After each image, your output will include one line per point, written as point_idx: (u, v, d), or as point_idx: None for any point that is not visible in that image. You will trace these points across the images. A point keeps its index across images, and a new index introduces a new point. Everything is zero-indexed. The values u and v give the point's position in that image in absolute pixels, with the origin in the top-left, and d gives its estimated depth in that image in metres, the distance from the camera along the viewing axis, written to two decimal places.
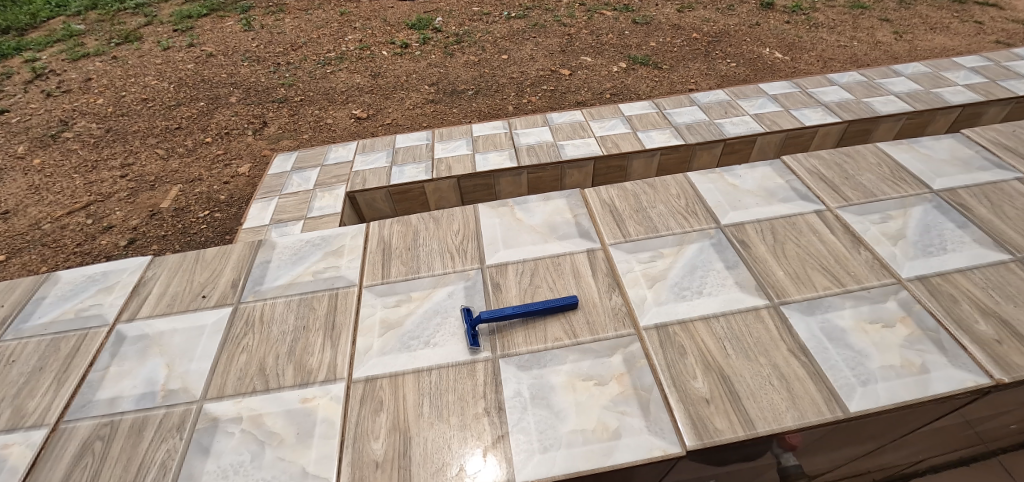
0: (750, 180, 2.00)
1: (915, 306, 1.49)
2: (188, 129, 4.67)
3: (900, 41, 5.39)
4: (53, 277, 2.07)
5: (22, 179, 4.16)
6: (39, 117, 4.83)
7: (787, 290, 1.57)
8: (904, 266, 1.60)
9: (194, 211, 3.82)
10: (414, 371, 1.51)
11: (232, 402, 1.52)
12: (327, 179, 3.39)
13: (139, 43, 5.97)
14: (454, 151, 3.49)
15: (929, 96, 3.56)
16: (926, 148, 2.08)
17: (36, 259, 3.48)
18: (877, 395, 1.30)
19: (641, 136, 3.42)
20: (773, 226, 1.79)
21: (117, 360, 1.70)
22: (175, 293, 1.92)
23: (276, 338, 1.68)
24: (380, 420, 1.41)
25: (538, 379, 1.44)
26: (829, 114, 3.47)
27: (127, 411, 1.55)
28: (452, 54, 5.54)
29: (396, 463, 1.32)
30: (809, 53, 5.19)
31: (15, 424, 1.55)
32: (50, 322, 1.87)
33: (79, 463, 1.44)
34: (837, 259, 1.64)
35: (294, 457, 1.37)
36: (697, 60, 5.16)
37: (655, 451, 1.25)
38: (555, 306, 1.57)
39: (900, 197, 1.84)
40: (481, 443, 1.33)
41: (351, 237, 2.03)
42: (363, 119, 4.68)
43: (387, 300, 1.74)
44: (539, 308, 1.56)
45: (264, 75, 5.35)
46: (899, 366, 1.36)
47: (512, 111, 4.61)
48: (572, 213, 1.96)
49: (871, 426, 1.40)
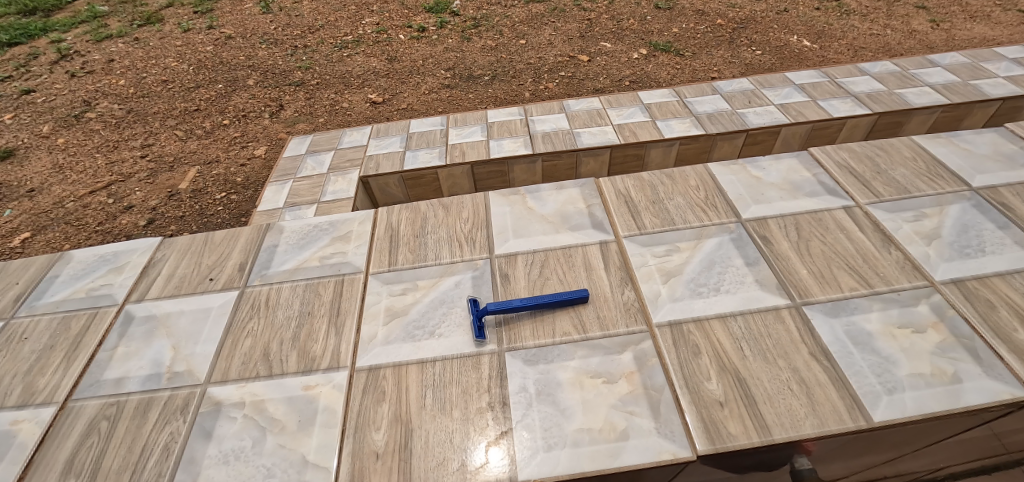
0: (774, 172, 1.90)
1: (948, 310, 1.40)
2: (206, 111, 4.67)
3: (937, 30, 5.15)
4: (66, 256, 2.08)
5: (46, 157, 4.21)
6: (63, 97, 4.89)
7: (810, 289, 1.49)
8: (938, 268, 1.50)
9: (212, 193, 3.84)
10: (418, 362, 1.47)
11: (235, 387, 1.51)
12: (342, 164, 3.37)
13: (161, 24, 5.98)
14: (468, 138, 3.43)
15: (967, 88, 3.38)
16: (966, 142, 1.96)
17: (60, 237, 3.53)
18: (905, 404, 1.22)
19: (660, 125, 3.32)
20: (798, 222, 1.70)
21: (126, 340, 1.70)
22: (183, 275, 1.91)
23: (281, 324, 1.66)
24: (382, 410, 1.39)
25: (545, 374, 1.39)
26: (859, 105, 3.32)
27: (133, 392, 1.55)
28: (469, 38, 5.45)
29: (397, 455, 1.29)
30: (839, 42, 4.99)
31: (26, 401, 1.57)
32: (63, 300, 1.88)
33: (84, 442, 1.44)
34: (865, 258, 1.56)
35: (294, 445, 1.35)
36: (721, 47, 4.99)
37: (665, 454, 1.20)
38: (562, 301, 1.52)
39: (936, 194, 1.74)
40: (484, 437, 1.29)
41: (359, 222, 2.00)
42: (379, 104, 4.63)
43: (392, 288, 1.70)
44: (544, 302, 1.51)
45: (281, 58, 5.34)
46: (929, 374, 1.28)
47: (529, 97, 4.52)
48: (585, 203, 1.89)
49: (896, 435, 1.33)
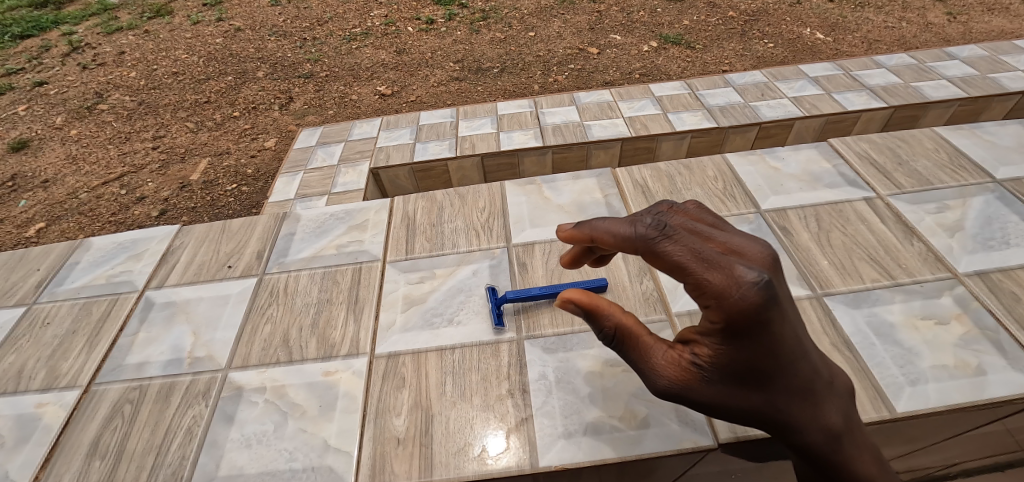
0: (793, 163, 1.89)
1: (972, 303, 1.39)
2: (217, 103, 4.69)
3: (953, 23, 5.07)
4: (85, 243, 2.11)
5: (60, 148, 4.25)
6: (75, 89, 4.92)
7: (832, 281, 1.48)
8: (960, 260, 1.49)
9: (223, 185, 3.86)
10: (437, 349, 1.48)
11: (255, 372, 1.53)
12: (352, 155, 3.38)
13: (170, 17, 5.99)
14: (478, 130, 3.43)
15: (985, 82, 3.33)
16: (989, 133, 1.94)
17: (74, 227, 3.57)
18: (928, 396, 1.22)
19: (671, 117, 3.30)
20: (818, 212, 1.69)
21: (146, 326, 1.72)
22: (202, 262, 1.93)
23: (299, 310, 1.68)
24: (402, 396, 1.40)
25: (564, 362, 1.40)
26: (874, 98, 3.28)
27: (154, 376, 1.57)
28: (478, 30, 5.43)
29: (418, 440, 1.30)
30: (853, 35, 4.93)
31: (49, 384, 1.59)
32: (83, 286, 1.91)
33: (109, 424, 1.46)
34: (887, 250, 1.55)
35: (315, 430, 1.36)
36: (732, 40, 4.95)
37: (686, 442, 1.21)
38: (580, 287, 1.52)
39: (958, 186, 1.72)
40: (504, 424, 1.30)
41: (375, 211, 2.01)
42: (388, 96, 4.63)
43: (410, 276, 1.71)
44: (557, 291, 1.51)
45: (290, 50, 5.35)
46: (953, 366, 1.27)
47: (538, 90, 4.51)
48: (602, 193, 1.89)
49: (915, 428, 1.33)
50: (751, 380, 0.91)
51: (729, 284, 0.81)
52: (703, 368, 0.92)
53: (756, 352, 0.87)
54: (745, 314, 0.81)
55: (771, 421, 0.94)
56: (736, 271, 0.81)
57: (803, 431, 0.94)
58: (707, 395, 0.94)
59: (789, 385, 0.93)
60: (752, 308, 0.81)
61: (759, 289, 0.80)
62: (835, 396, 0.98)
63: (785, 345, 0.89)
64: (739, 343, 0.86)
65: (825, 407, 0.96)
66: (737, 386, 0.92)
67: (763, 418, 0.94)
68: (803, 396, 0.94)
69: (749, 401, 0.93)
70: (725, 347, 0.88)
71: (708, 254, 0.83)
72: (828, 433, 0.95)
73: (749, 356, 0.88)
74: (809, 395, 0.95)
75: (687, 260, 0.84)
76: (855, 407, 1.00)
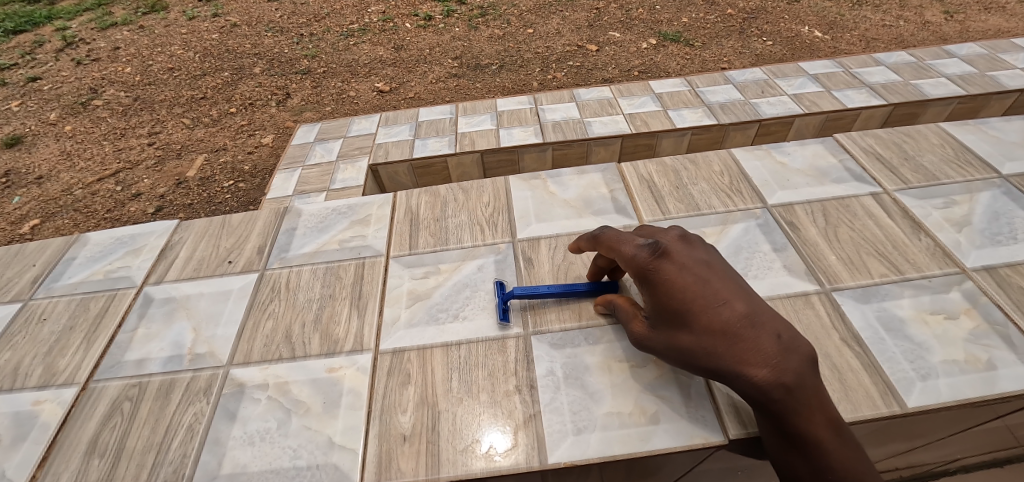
0: (800, 158, 1.88)
1: (981, 298, 1.38)
2: (213, 99, 4.65)
3: (950, 21, 5.08)
4: (82, 238, 2.08)
5: (54, 145, 4.20)
6: (69, 84, 4.87)
7: (840, 276, 1.47)
8: (968, 255, 1.49)
9: (220, 181, 3.82)
10: (442, 345, 1.47)
11: (258, 369, 1.50)
12: (351, 151, 3.35)
13: (165, 12, 5.93)
14: (478, 126, 3.41)
15: (984, 80, 3.34)
16: (994, 129, 1.94)
17: (69, 224, 3.53)
18: (938, 390, 1.21)
19: (672, 114, 3.29)
20: (825, 207, 1.68)
21: (146, 322, 1.70)
22: (202, 257, 1.90)
23: (302, 305, 1.66)
24: (407, 393, 1.38)
25: (572, 358, 1.39)
26: (874, 95, 3.28)
27: (155, 373, 1.54)
28: (476, 27, 5.40)
29: (424, 437, 1.29)
30: (851, 33, 4.94)
31: (47, 381, 1.56)
32: (80, 282, 1.88)
33: (108, 422, 1.44)
34: (895, 245, 1.54)
35: (320, 427, 1.35)
36: (731, 37, 4.94)
37: (696, 439, 1.20)
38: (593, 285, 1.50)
39: (965, 181, 1.72)
40: (511, 421, 1.29)
41: (378, 206, 1.99)
42: (386, 93, 4.60)
43: (415, 271, 1.70)
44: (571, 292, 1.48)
45: (287, 46, 5.30)
46: (964, 361, 1.27)
47: (537, 87, 4.49)
48: (608, 187, 1.87)
49: (922, 423, 1.33)
50: (676, 324, 1.15)
51: (630, 249, 1.24)
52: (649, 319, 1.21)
53: (666, 297, 1.15)
54: (639, 264, 1.20)
55: (707, 365, 1.11)
56: (638, 243, 1.24)
57: (741, 373, 1.07)
58: (655, 345, 1.20)
59: (711, 328, 1.10)
60: (642, 261, 1.19)
61: (645, 249, 1.21)
62: (784, 350, 1.07)
63: (685, 288, 1.14)
64: (650, 289, 1.18)
65: (764, 356, 1.06)
66: (670, 332, 1.16)
67: (702, 363, 1.11)
68: (728, 339, 1.09)
69: (683, 342, 1.13)
70: (646, 296, 1.20)
71: (625, 236, 1.29)
72: (768, 378, 1.05)
73: (661, 300, 1.15)
74: (740, 340, 1.08)
75: (612, 241, 1.29)
76: (813, 370, 1.07)
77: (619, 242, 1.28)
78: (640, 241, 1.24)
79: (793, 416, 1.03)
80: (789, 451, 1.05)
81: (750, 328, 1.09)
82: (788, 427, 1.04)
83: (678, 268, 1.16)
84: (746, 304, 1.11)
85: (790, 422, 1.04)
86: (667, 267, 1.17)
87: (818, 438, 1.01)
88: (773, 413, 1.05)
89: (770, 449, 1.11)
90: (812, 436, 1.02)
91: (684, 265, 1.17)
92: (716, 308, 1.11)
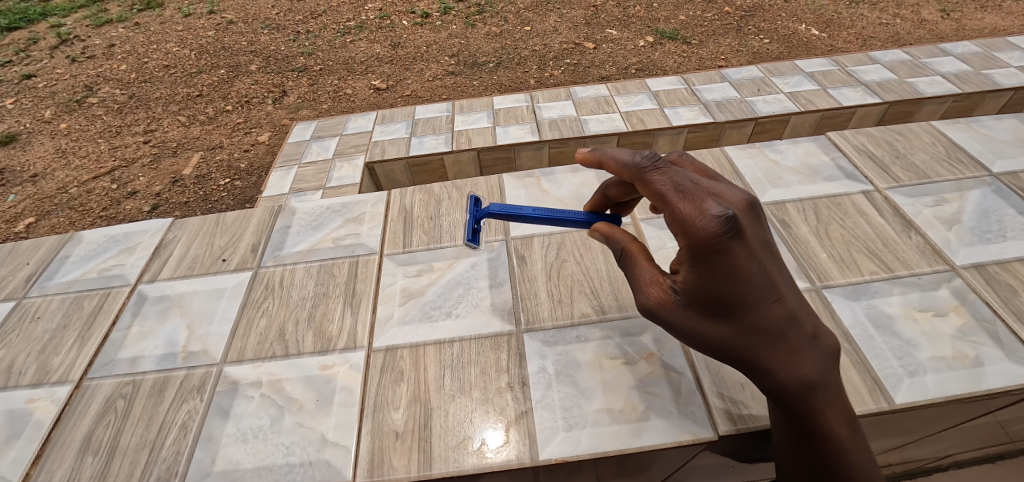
0: (792, 156, 1.89)
1: (969, 295, 1.39)
2: (209, 97, 4.63)
3: (946, 20, 5.09)
4: (76, 236, 2.07)
5: (49, 142, 4.19)
6: (64, 82, 4.85)
7: (830, 273, 1.48)
8: (958, 253, 1.50)
9: (216, 179, 3.81)
10: (435, 342, 1.47)
11: (251, 366, 1.51)
12: (347, 149, 3.35)
13: (161, 9, 5.91)
14: (474, 124, 3.41)
15: (979, 78, 3.35)
16: (986, 127, 1.95)
17: (64, 222, 3.52)
18: (926, 387, 1.22)
19: (668, 112, 3.29)
20: (817, 205, 1.69)
21: (139, 320, 1.70)
22: (196, 255, 1.90)
23: (296, 303, 1.66)
24: (400, 390, 1.38)
25: (564, 355, 1.40)
26: (869, 93, 3.29)
27: (148, 371, 1.55)
28: (473, 25, 5.39)
29: (416, 434, 1.29)
30: (848, 31, 4.94)
31: (40, 380, 1.57)
32: (74, 280, 1.88)
33: (102, 420, 1.44)
34: (885, 242, 1.55)
35: (313, 424, 1.35)
36: (728, 35, 4.94)
37: (686, 435, 1.21)
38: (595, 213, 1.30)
39: (956, 179, 1.73)
40: (503, 417, 1.29)
41: (372, 204, 1.99)
42: (383, 90, 4.59)
43: (408, 269, 1.70)
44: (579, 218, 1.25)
45: (283, 44, 5.29)
46: (951, 357, 1.28)
47: (534, 85, 4.48)
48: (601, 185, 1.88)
49: (912, 419, 1.34)
50: (720, 313, 0.96)
51: (697, 214, 0.88)
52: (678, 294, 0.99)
53: (723, 286, 0.92)
54: (707, 243, 0.88)
55: (738, 357, 1.01)
56: (707, 207, 0.89)
57: (772, 372, 0.99)
58: (678, 322, 1.01)
59: (756, 325, 0.97)
60: (714, 238, 0.87)
61: (723, 223, 0.86)
62: (816, 349, 1.00)
63: (749, 279, 0.92)
64: (705, 271, 0.91)
65: (799, 356, 0.99)
66: (706, 319, 0.98)
67: (731, 353, 1.01)
68: (770, 337, 0.98)
69: (718, 333, 0.99)
70: (693, 274, 0.93)
71: (686, 187, 0.92)
72: (800, 379, 0.99)
73: (716, 288, 0.92)
74: (781, 340, 0.98)
75: (667, 190, 0.93)
76: (835, 364, 1.04)
77: (676, 198, 0.91)
78: (711, 204, 0.89)
79: (816, 416, 1.01)
80: (802, 447, 1.05)
81: (790, 325, 0.99)
82: (806, 425, 1.03)
83: (748, 255, 0.90)
84: (797, 301, 0.97)
85: (810, 421, 1.02)
86: (737, 251, 0.89)
87: (835, 437, 1.01)
88: (793, 409, 1.02)
89: (778, 437, 1.10)
90: (831, 435, 1.01)
91: (754, 248, 0.92)
92: (771, 304, 0.95)
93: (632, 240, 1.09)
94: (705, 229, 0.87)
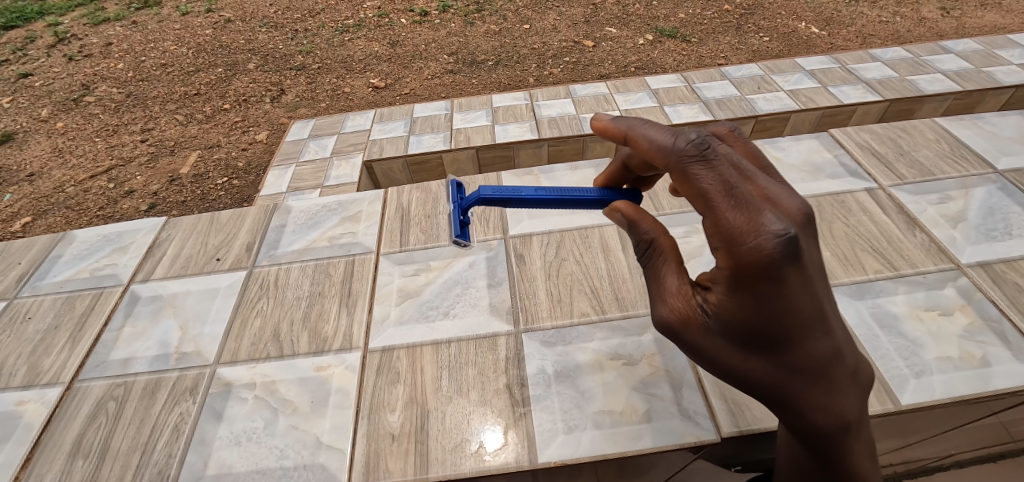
0: (794, 153, 1.87)
1: (976, 294, 1.37)
2: (206, 96, 4.60)
3: (947, 17, 5.07)
4: (69, 236, 2.04)
5: (45, 141, 4.16)
6: (61, 80, 4.81)
7: (834, 271, 1.46)
8: (963, 251, 1.48)
9: (213, 178, 3.78)
10: (432, 343, 1.45)
11: (245, 368, 1.48)
12: (345, 148, 3.32)
13: (159, 8, 5.88)
14: (474, 122, 3.38)
15: (981, 75, 3.33)
16: (990, 124, 1.93)
17: (60, 222, 3.48)
18: (933, 388, 1.20)
19: (668, 110, 3.27)
20: (819, 203, 1.67)
21: (132, 320, 1.67)
22: (190, 255, 1.88)
23: (291, 303, 1.63)
24: (396, 391, 1.36)
25: (563, 356, 1.37)
26: (871, 91, 3.27)
27: (141, 372, 1.52)
28: (472, 23, 5.36)
29: (413, 436, 1.27)
30: (848, 29, 4.92)
31: (30, 381, 1.54)
32: (66, 280, 1.85)
33: (92, 423, 1.41)
34: (890, 240, 1.52)
35: (308, 426, 1.33)
36: (729, 33, 4.92)
37: (688, 437, 1.18)
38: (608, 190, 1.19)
39: (960, 177, 1.71)
40: (501, 419, 1.27)
41: (369, 203, 1.97)
42: (381, 89, 4.56)
43: (405, 269, 1.68)
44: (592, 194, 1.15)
45: (281, 42, 5.25)
46: (957, 358, 1.25)
47: (533, 83, 4.45)
48: None
49: (917, 421, 1.31)
50: (756, 342, 0.87)
51: (748, 227, 0.77)
52: (707, 314, 0.90)
53: (768, 315, 0.83)
54: (759, 266, 0.77)
55: (769, 391, 0.92)
56: (761, 218, 0.78)
57: (805, 412, 0.91)
58: (702, 340, 0.92)
59: (796, 361, 0.87)
60: (768, 261, 0.77)
61: (780, 243, 0.76)
62: (856, 387, 0.92)
63: (798, 311, 0.82)
64: (748, 296, 0.82)
65: (839, 395, 0.90)
66: (737, 342, 0.89)
67: (761, 386, 0.92)
68: (811, 376, 0.89)
69: (751, 362, 0.90)
70: (731, 295, 0.84)
71: (738, 191, 0.80)
72: (837, 421, 0.90)
73: (759, 316, 0.83)
74: (822, 378, 0.89)
75: (715, 192, 0.80)
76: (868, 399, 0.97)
77: (728, 206, 0.79)
78: (767, 217, 0.77)
79: (846, 457, 0.94)
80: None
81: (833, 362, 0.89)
82: (833, 466, 0.96)
83: (802, 283, 0.80)
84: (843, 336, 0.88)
85: (839, 461, 0.95)
86: (791, 278, 0.79)
87: (861, 476, 0.95)
88: (820, 449, 0.95)
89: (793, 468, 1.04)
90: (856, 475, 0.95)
91: (805, 272, 0.81)
92: (816, 339, 0.86)
93: (662, 233, 0.97)
94: (758, 248, 0.76)
